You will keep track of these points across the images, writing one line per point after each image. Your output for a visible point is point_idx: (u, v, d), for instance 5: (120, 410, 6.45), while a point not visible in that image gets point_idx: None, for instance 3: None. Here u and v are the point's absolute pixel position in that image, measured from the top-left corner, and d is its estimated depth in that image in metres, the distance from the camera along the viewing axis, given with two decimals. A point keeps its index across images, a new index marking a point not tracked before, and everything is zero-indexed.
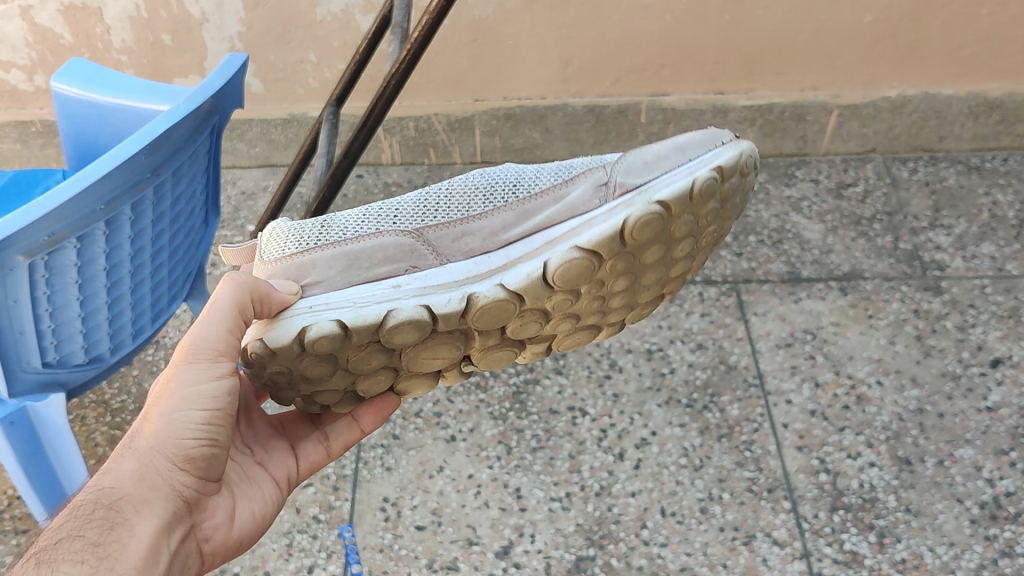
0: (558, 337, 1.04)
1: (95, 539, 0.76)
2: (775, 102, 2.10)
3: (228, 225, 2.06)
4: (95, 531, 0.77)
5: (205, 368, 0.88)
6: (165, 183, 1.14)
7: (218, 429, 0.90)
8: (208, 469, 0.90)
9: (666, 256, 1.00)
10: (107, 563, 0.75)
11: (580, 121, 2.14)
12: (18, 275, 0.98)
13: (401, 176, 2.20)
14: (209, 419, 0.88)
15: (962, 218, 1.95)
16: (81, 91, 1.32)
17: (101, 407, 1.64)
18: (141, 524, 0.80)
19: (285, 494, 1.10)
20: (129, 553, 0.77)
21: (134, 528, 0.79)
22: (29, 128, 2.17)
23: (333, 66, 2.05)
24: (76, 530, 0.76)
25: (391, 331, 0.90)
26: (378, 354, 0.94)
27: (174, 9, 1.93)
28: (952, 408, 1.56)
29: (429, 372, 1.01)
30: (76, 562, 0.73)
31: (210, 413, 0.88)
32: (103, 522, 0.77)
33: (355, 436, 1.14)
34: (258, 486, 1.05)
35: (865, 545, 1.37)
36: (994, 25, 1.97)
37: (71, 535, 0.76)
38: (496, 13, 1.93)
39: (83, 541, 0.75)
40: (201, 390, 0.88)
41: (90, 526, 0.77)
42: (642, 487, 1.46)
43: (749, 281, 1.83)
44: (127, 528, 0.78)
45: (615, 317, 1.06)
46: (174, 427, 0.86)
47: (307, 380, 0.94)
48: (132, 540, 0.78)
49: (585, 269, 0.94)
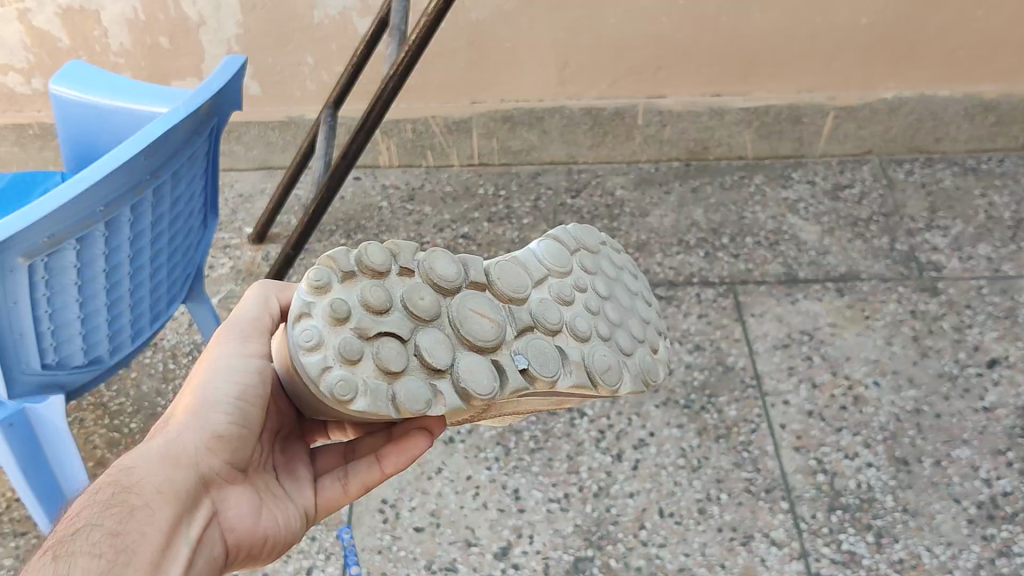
0: (587, 345, 0.97)
1: (114, 526, 0.74)
2: (772, 103, 2.10)
3: (226, 227, 2.06)
4: (115, 517, 0.75)
5: (235, 348, 0.90)
6: (164, 185, 1.14)
7: (250, 410, 0.89)
8: (237, 453, 0.89)
9: (624, 289, 1.07)
10: (124, 555, 0.72)
11: (577, 123, 2.14)
12: (17, 276, 0.98)
13: (399, 178, 2.19)
14: (239, 396, 0.88)
15: (958, 220, 1.96)
16: (79, 94, 1.32)
17: (99, 409, 1.64)
18: (163, 504, 0.79)
19: (307, 527, 0.99)
20: (148, 541, 0.75)
21: (155, 511, 0.77)
22: (26, 132, 2.17)
23: (331, 69, 2.05)
24: (96, 518, 0.74)
25: (429, 260, 0.92)
26: (427, 290, 0.90)
27: (171, 12, 1.94)
28: (949, 408, 1.56)
29: (484, 342, 0.91)
30: (95, 552, 0.71)
31: (242, 390, 0.88)
32: (122, 508, 0.76)
33: (375, 478, 1.02)
34: (284, 501, 0.96)
35: (863, 545, 1.37)
36: (988, 27, 1.98)
37: (92, 523, 0.74)
38: (493, 15, 1.94)
39: (102, 529, 0.73)
40: (231, 365, 0.89)
41: (109, 514, 0.75)
42: (640, 488, 1.47)
43: (746, 282, 1.84)
44: (147, 513, 0.76)
45: (625, 346, 1.00)
46: (203, 403, 0.87)
47: (370, 316, 0.86)
48: (151, 528, 0.76)
49: (562, 250, 1.02)
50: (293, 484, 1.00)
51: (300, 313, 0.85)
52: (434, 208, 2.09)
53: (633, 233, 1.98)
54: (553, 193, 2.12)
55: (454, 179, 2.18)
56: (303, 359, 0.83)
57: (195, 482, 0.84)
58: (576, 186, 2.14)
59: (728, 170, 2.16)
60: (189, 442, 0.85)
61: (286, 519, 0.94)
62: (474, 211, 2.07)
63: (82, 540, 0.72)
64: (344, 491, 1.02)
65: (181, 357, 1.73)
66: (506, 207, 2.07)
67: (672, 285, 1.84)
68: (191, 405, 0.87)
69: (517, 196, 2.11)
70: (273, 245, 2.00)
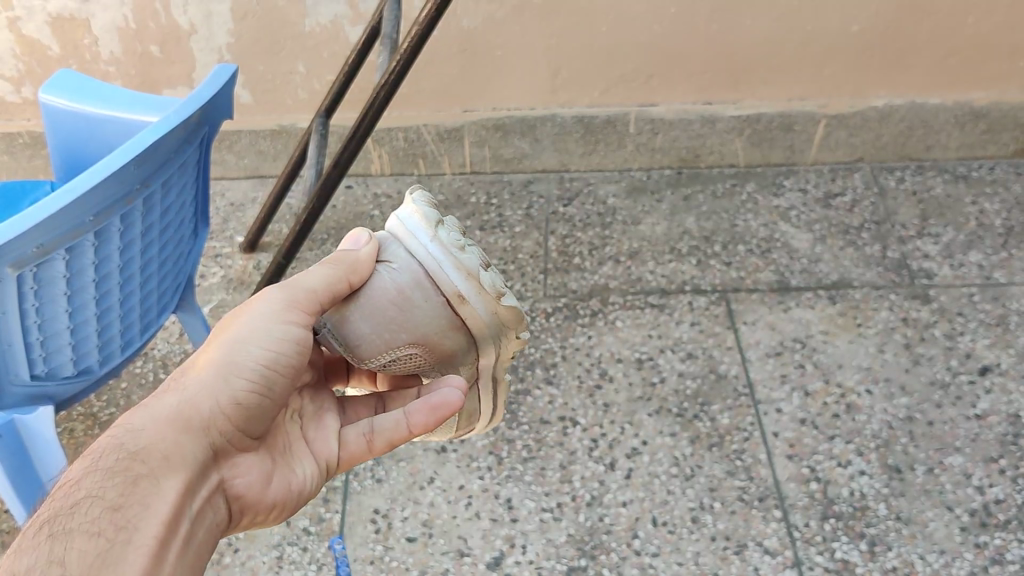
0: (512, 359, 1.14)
1: (116, 500, 0.73)
2: (764, 111, 2.11)
3: (216, 236, 2.06)
4: (116, 490, 0.74)
5: (277, 313, 0.90)
6: (153, 195, 1.13)
7: (273, 381, 0.89)
8: (250, 423, 0.88)
9: None
10: (124, 533, 0.71)
11: (569, 131, 2.14)
12: (6, 286, 0.98)
13: (391, 187, 2.19)
14: (269, 362, 0.88)
15: (949, 227, 1.96)
16: (69, 103, 1.31)
17: (89, 419, 1.63)
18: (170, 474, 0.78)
19: (324, 478, 1.00)
20: (149, 513, 0.74)
21: (158, 482, 0.77)
22: (16, 140, 2.16)
23: (322, 77, 2.04)
24: (96, 489, 0.74)
25: None
26: None
27: (162, 20, 1.93)
28: (941, 416, 1.56)
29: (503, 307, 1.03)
30: (94, 532, 0.70)
31: (270, 360, 0.88)
32: (127, 477, 0.75)
33: (399, 436, 0.98)
34: (297, 459, 0.97)
35: (856, 553, 1.37)
36: (979, 34, 1.98)
37: (93, 494, 0.73)
38: (485, 23, 1.95)
39: (101, 504, 0.72)
40: (266, 328, 0.89)
41: (110, 485, 0.74)
42: (634, 496, 1.47)
43: (738, 289, 1.84)
44: (151, 484, 0.76)
45: None
46: (228, 364, 0.87)
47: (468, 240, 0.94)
48: (153, 500, 0.75)
49: None
50: (315, 432, 1.00)
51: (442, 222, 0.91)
52: None
53: (624, 241, 1.98)
54: (545, 201, 2.12)
55: (446, 188, 2.18)
56: (461, 258, 0.89)
57: (204, 452, 0.83)
58: (568, 195, 2.13)
59: (719, 178, 2.16)
60: (204, 406, 0.84)
61: (300, 479, 0.96)
62: (466, 219, 2.07)
63: (78, 515, 0.71)
64: (368, 447, 1.01)
65: (172, 366, 1.73)
66: (498, 216, 2.07)
67: (664, 293, 1.84)
68: (215, 364, 0.87)
69: (509, 205, 2.11)
70: (264, 253, 2.00)
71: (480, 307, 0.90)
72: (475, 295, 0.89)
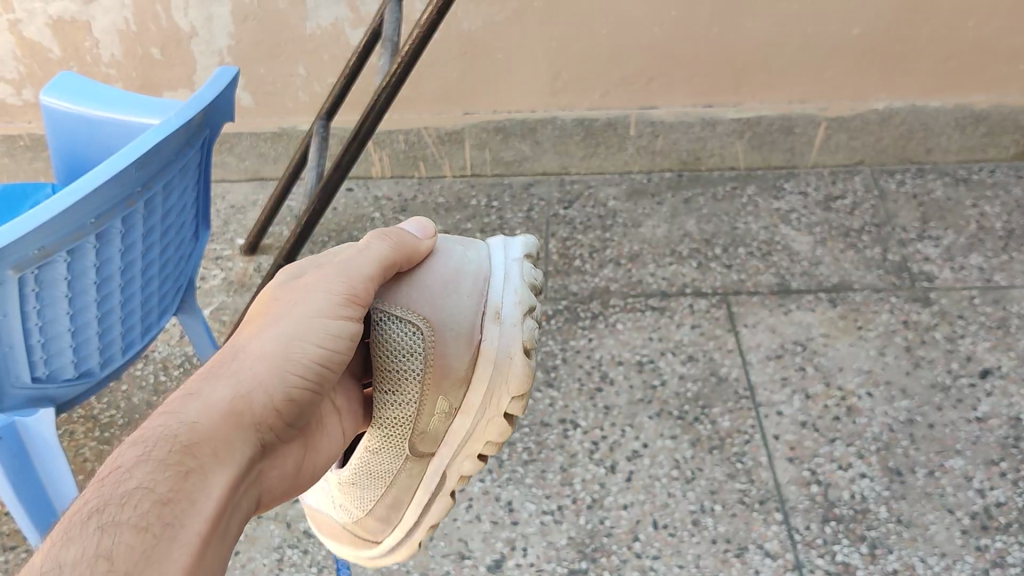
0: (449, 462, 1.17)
1: (166, 495, 0.70)
2: (764, 114, 2.11)
3: (217, 238, 2.06)
4: (168, 483, 0.71)
5: (329, 308, 0.93)
6: (155, 197, 1.14)
7: (321, 377, 0.91)
8: (294, 417, 0.88)
9: None
10: (172, 529, 0.68)
11: (570, 134, 2.14)
12: (7, 288, 0.97)
13: (392, 189, 2.20)
14: (320, 359, 0.90)
15: (950, 229, 1.96)
16: (70, 105, 1.31)
17: (90, 422, 1.63)
18: (221, 470, 0.76)
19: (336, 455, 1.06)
20: (197, 510, 0.71)
21: (208, 478, 0.74)
22: (17, 142, 2.16)
23: (323, 80, 2.04)
24: (147, 480, 0.70)
25: None
26: None
27: (163, 22, 1.93)
28: (942, 419, 1.56)
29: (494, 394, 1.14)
30: (140, 528, 0.66)
31: (321, 358, 0.90)
32: (178, 469, 0.72)
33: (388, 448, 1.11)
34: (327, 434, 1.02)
35: (857, 556, 1.37)
36: (980, 37, 1.99)
37: (143, 486, 0.69)
38: (485, 26, 1.95)
39: (150, 498, 0.69)
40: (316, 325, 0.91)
41: (162, 478, 0.71)
42: (634, 499, 1.47)
43: (738, 292, 1.84)
44: (201, 480, 0.73)
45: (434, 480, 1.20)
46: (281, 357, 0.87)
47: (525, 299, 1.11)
48: (202, 497, 0.72)
49: None
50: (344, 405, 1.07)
51: (523, 257, 1.10)
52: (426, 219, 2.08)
53: (624, 244, 1.98)
54: (545, 204, 2.12)
55: (446, 190, 2.18)
56: (522, 287, 1.07)
57: (254, 448, 0.81)
58: (568, 198, 2.13)
59: (720, 181, 2.16)
60: (258, 400, 0.83)
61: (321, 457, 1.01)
62: (465, 222, 2.07)
63: (128, 507, 0.67)
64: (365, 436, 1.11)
65: (172, 368, 1.73)
66: (498, 218, 2.07)
67: (665, 296, 1.84)
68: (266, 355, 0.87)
69: (509, 207, 2.11)
70: (265, 255, 2.00)
71: (507, 334, 1.05)
72: (512, 322, 1.05)
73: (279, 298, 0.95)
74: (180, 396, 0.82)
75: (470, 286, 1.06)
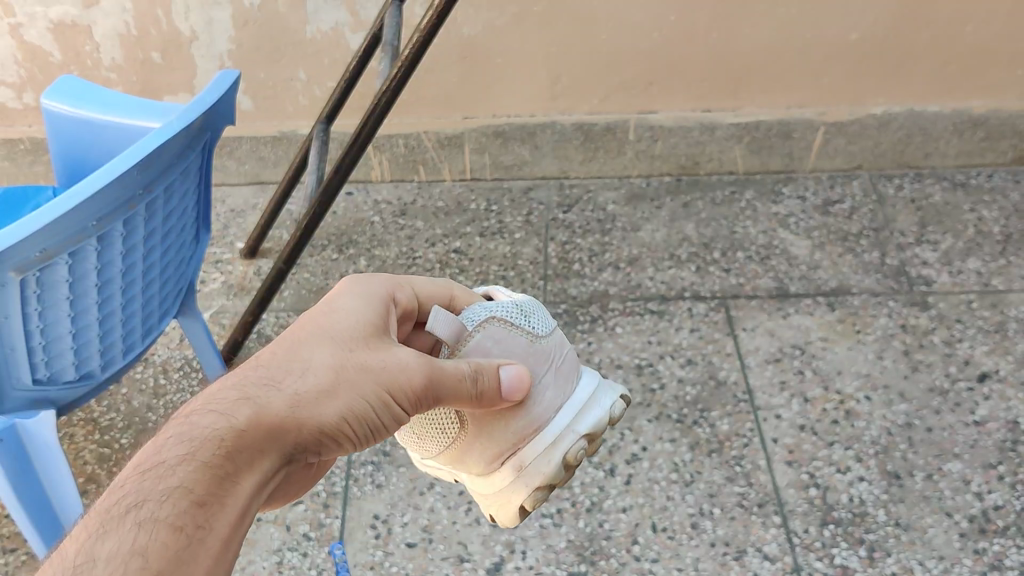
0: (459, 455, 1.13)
1: (202, 498, 0.65)
2: (762, 119, 2.12)
3: (217, 242, 2.06)
4: (205, 486, 0.66)
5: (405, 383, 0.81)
6: (156, 200, 1.14)
7: (372, 434, 0.82)
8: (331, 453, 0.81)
9: None
10: (201, 532, 0.64)
11: (569, 138, 2.15)
12: (8, 291, 0.98)
13: (391, 194, 2.20)
14: (378, 422, 0.81)
15: (948, 234, 1.97)
16: (70, 108, 1.32)
17: (90, 425, 1.63)
18: (253, 490, 0.70)
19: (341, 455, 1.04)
20: (228, 518, 0.66)
21: (239, 485, 0.69)
22: (17, 146, 2.16)
23: (323, 84, 2.05)
24: (188, 480, 0.65)
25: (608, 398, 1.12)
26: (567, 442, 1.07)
27: (164, 27, 1.94)
28: (940, 422, 1.57)
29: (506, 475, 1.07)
30: (174, 526, 0.62)
31: (377, 423, 0.81)
32: (216, 476, 0.67)
33: None
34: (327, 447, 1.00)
35: (856, 559, 1.37)
36: (977, 42, 1.99)
37: (183, 485, 0.65)
38: (485, 31, 1.96)
39: (188, 498, 0.65)
40: (385, 398, 0.80)
41: (199, 481, 0.66)
42: (633, 502, 1.47)
43: (737, 296, 1.85)
44: (235, 489, 0.68)
45: None
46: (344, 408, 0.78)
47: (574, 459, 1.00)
48: (232, 506, 0.67)
49: None
50: None
51: (589, 433, 0.97)
52: (426, 223, 2.09)
53: (624, 248, 1.99)
54: (544, 208, 2.12)
55: (446, 195, 2.19)
56: (561, 464, 0.96)
57: (284, 469, 0.75)
58: (567, 202, 2.14)
59: (718, 185, 2.17)
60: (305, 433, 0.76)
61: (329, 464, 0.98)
62: (465, 225, 2.07)
63: (167, 504, 0.63)
64: None
65: (172, 371, 1.73)
66: (497, 222, 2.08)
67: (663, 300, 1.85)
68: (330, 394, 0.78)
69: (508, 211, 2.12)
70: (265, 259, 2.00)
71: (517, 485, 0.97)
72: (527, 481, 0.96)
73: (356, 300, 0.86)
74: (229, 390, 0.75)
75: (523, 428, 0.94)
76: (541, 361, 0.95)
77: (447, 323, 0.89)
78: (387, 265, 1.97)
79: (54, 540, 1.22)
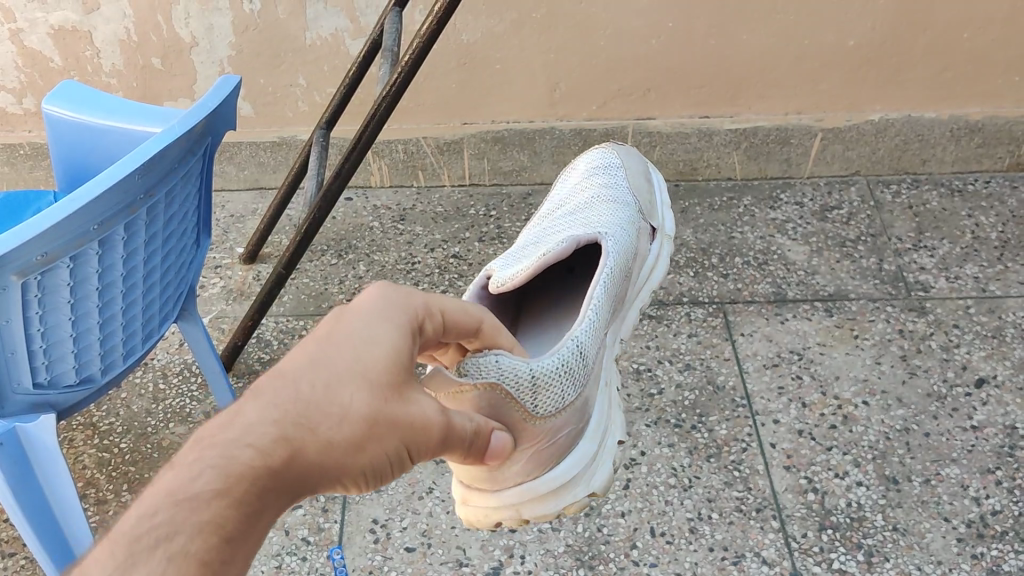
0: None
1: (229, 534, 0.59)
2: (760, 125, 2.13)
3: (217, 247, 2.07)
4: (236, 522, 0.60)
5: (422, 442, 0.75)
6: (158, 204, 1.15)
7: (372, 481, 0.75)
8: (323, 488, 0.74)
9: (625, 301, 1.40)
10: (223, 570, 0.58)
11: (568, 143, 2.16)
12: (10, 294, 0.98)
13: (391, 199, 2.21)
14: (383, 472, 0.75)
15: (945, 240, 1.98)
16: (72, 113, 1.33)
17: (89, 429, 1.64)
18: (260, 542, 0.63)
19: None
20: (246, 556, 0.61)
21: (257, 528, 0.62)
22: (17, 151, 2.17)
23: (323, 90, 2.06)
24: (219, 512, 0.59)
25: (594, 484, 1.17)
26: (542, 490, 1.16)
27: (164, 33, 1.95)
28: (937, 427, 1.57)
29: None
30: (202, 564, 0.56)
31: (381, 472, 0.75)
32: (245, 517, 0.61)
33: None
34: None
35: (854, 563, 1.37)
36: (974, 49, 2.00)
37: (214, 516, 0.59)
38: (484, 37, 1.96)
39: (219, 534, 0.58)
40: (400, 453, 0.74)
41: (230, 517, 0.60)
42: (632, 507, 1.47)
43: (735, 301, 1.85)
44: (255, 531, 0.62)
45: None
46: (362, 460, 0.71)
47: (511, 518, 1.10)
48: (250, 545, 0.61)
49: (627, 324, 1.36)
50: None
51: (529, 517, 1.07)
52: (426, 228, 2.09)
53: None
54: None
55: (445, 200, 2.19)
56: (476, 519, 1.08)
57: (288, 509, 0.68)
58: None
59: (716, 191, 2.18)
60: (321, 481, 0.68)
61: None
62: (465, 230, 2.07)
63: (199, 539, 0.57)
64: None
65: (172, 376, 1.74)
66: (496, 227, 2.08)
67: (662, 305, 1.85)
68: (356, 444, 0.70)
69: (507, 216, 2.12)
70: (265, 264, 2.01)
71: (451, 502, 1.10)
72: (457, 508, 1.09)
73: (393, 325, 0.75)
74: (268, 420, 0.65)
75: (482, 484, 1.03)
76: (530, 441, 0.99)
77: (445, 383, 0.86)
78: (386, 269, 1.97)
79: (54, 547, 1.22)
